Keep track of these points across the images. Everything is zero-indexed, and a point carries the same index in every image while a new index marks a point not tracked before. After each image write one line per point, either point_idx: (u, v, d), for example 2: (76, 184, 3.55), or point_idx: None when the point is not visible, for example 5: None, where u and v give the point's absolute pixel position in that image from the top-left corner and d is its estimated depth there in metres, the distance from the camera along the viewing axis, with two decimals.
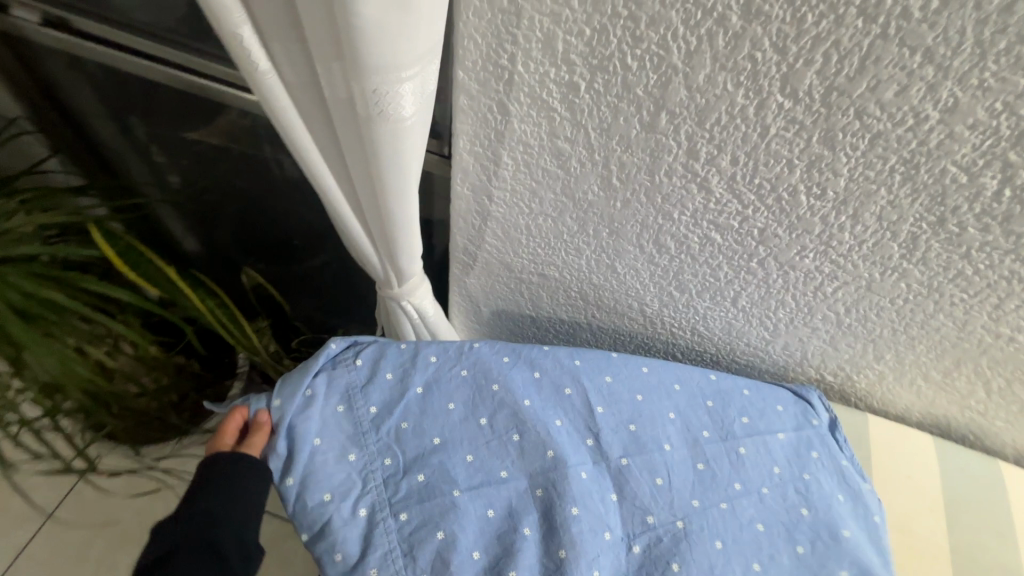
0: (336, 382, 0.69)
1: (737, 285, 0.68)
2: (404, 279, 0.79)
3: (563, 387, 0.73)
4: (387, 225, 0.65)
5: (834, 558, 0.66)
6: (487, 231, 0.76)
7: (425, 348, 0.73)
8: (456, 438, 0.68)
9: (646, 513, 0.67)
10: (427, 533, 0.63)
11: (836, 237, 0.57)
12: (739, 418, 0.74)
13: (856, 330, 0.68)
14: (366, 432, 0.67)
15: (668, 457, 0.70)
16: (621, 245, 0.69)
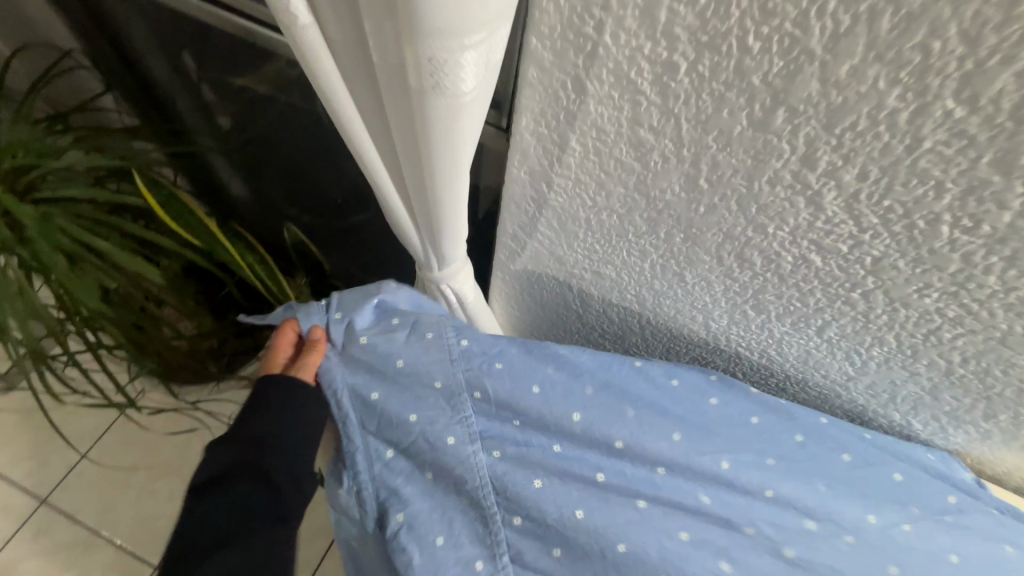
0: (384, 364, 0.63)
1: (829, 314, 0.58)
2: (443, 262, 0.73)
3: (647, 418, 0.63)
4: (430, 206, 0.58)
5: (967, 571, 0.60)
6: (542, 220, 0.68)
7: (488, 347, 0.64)
8: (555, 402, 0.63)
9: (768, 497, 0.61)
10: (523, 477, 0.60)
11: (976, 280, 0.46)
12: (854, 495, 0.62)
13: (968, 383, 0.57)
14: (458, 368, 0.63)
15: (761, 533, 0.60)
16: (696, 253, 0.60)
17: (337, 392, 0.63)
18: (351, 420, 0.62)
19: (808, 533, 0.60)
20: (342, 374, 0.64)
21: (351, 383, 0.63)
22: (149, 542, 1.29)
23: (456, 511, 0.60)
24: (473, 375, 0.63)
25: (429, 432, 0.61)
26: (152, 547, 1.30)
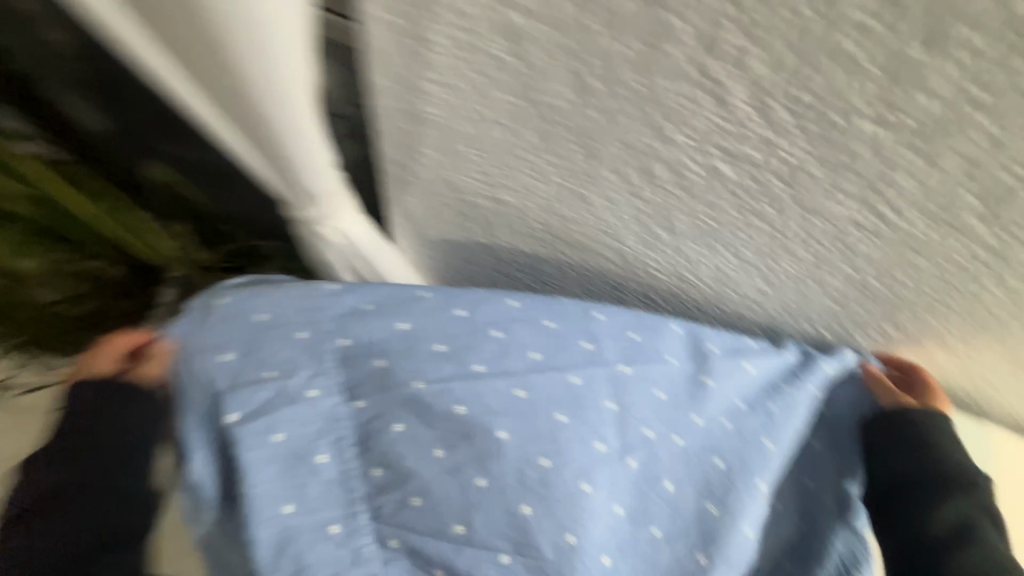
0: (241, 322, 0.55)
1: (743, 231, 0.53)
2: (313, 196, 0.63)
3: (529, 351, 0.57)
4: (269, 122, 0.52)
5: (825, 481, 0.61)
6: (423, 139, 0.57)
7: (355, 293, 0.58)
8: (421, 330, 0.56)
9: (647, 426, 0.57)
10: (381, 424, 0.54)
11: (892, 184, 0.41)
12: (722, 408, 0.59)
13: (877, 292, 0.55)
14: (315, 317, 0.56)
15: (626, 459, 0.56)
16: (598, 170, 0.52)
17: (189, 362, 0.54)
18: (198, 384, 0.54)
19: (673, 456, 0.57)
20: (195, 342, 0.54)
21: (206, 351, 0.54)
22: None
23: (313, 473, 0.53)
24: (338, 321, 0.56)
25: (286, 387, 0.53)
26: None
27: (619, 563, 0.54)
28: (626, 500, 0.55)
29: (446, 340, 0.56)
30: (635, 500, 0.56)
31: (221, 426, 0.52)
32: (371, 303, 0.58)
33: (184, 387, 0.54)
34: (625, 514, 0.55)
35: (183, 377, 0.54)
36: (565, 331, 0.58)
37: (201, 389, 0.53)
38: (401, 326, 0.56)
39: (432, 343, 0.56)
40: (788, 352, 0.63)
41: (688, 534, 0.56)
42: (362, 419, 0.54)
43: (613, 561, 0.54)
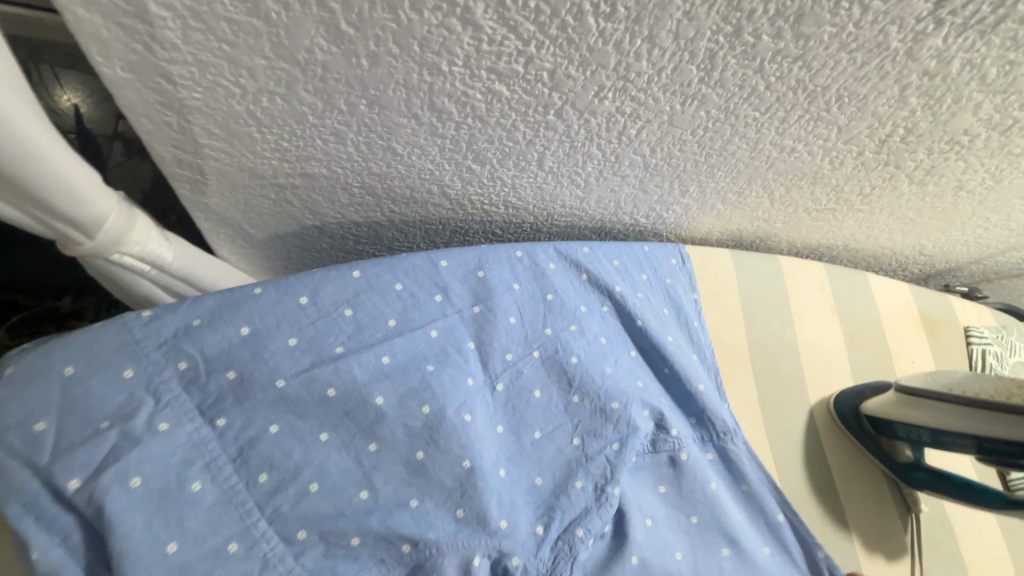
0: (43, 386, 0.47)
1: (539, 144, 0.57)
2: (56, 167, 0.45)
3: (385, 320, 0.59)
4: (12, 178, 0.44)
5: (671, 346, 0.72)
6: (195, 129, 0.52)
7: (181, 309, 0.53)
8: (269, 329, 0.54)
9: (505, 352, 0.64)
10: (255, 430, 0.51)
11: (634, 69, 0.47)
12: (565, 318, 0.68)
13: (662, 168, 0.64)
14: (143, 351, 0.51)
15: (494, 386, 0.62)
16: (390, 118, 0.52)
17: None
18: (11, 465, 0.44)
19: (534, 368, 0.65)
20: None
21: (7, 430, 0.45)
22: None
23: (189, 504, 0.47)
24: (171, 347, 0.52)
25: (128, 431, 0.47)
26: None
27: (512, 472, 0.60)
28: (501, 419, 0.62)
29: (298, 331, 0.55)
30: (508, 416, 0.62)
31: (63, 498, 0.45)
32: (200, 317, 0.53)
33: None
34: (504, 430, 0.61)
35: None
36: (413, 290, 0.62)
37: (21, 470, 0.44)
38: (243, 330, 0.53)
39: (283, 338, 0.55)
40: (613, 258, 0.73)
41: (561, 430, 0.63)
42: (232, 434, 0.51)
43: (506, 471, 0.59)
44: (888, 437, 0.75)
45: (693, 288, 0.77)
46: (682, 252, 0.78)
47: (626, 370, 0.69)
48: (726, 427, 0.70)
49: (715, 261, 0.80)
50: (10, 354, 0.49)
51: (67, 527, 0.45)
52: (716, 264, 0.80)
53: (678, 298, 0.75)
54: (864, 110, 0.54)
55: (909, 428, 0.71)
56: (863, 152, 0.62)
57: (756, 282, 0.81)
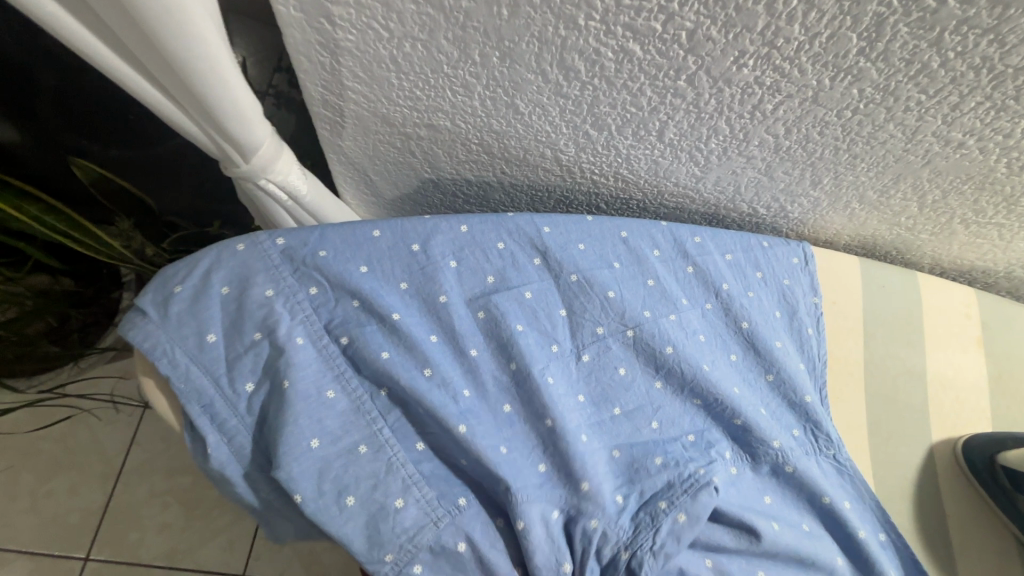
0: (209, 302, 0.53)
1: (663, 113, 0.56)
2: (235, 100, 0.53)
3: (484, 276, 0.61)
4: (197, 96, 0.51)
5: (779, 354, 0.67)
6: (343, 71, 0.57)
7: (313, 236, 0.57)
8: (384, 272, 0.58)
9: (596, 326, 0.63)
10: (370, 350, 0.55)
11: (783, 34, 0.44)
12: (665, 306, 0.66)
13: (794, 153, 0.59)
14: (282, 275, 0.55)
15: (580, 355, 0.62)
16: (519, 73, 0.53)
17: (171, 356, 0.50)
18: (194, 371, 0.50)
19: (623, 347, 0.64)
20: (167, 336, 0.51)
21: (186, 340, 0.51)
22: (66, 537, 1.22)
23: (327, 408, 0.52)
24: (304, 273, 0.56)
25: (271, 342, 0.53)
26: (72, 539, 1.22)
27: (593, 440, 0.60)
28: (583, 389, 0.62)
29: (408, 276, 0.59)
30: (592, 388, 0.62)
31: (232, 390, 0.51)
32: (327, 250, 0.57)
33: (175, 379, 0.50)
34: (585, 400, 0.61)
35: (173, 372, 0.50)
36: (514, 250, 0.63)
37: (203, 376, 0.51)
38: (362, 269, 0.57)
39: (395, 282, 0.58)
40: (725, 253, 0.69)
41: (643, 413, 0.62)
42: (354, 354, 0.55)
43: (588, 437, 0.59)
44: None
45: (814, 290, 0.71)
46: (806, 251, 0.72)
47: (724, 372, 0.65)
48: (832, 439, 0.65)
49: (840, 270, 0.72)
50: (179, 273, 0.54)
51: (236, 429, 0.51)
52: (842, 272, 0.72)
53: (793, 302, 0.70)
54: None
55: None
56: None
57: (885, 299, 0.72)
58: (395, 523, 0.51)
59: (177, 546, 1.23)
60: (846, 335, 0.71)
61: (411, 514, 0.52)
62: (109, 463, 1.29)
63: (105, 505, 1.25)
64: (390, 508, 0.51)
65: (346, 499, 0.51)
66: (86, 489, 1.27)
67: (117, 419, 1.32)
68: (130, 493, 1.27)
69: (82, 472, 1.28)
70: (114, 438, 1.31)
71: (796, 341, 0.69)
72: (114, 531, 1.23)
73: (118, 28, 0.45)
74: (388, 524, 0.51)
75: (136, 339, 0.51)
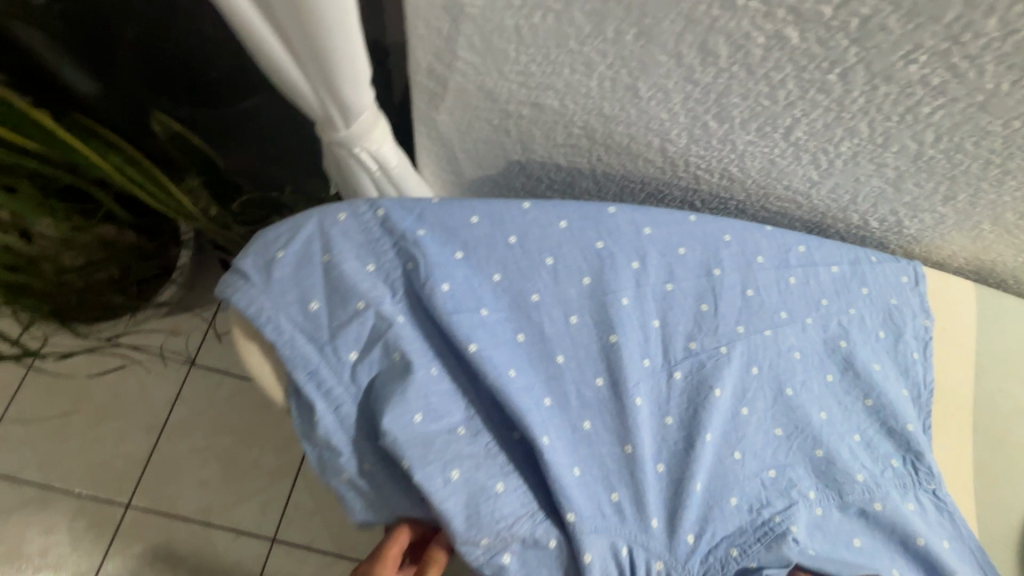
0: (312, 270, 0.51)
1: (799, 109, 0.52)
2: (352, 60, 0.52)
3: (581, 277, 0.58)
4: (318, 54, 0.50)
5: (878, 384, 0.62)
6: (460, 39, 0.55)
7: (411, 214, 0.55)
8: (481, 260, 0.56)
9: (689, 338, 0.59)
10: (467, 335, 0.52)
11: (973, 28, 0.40)
12: (762, 319, 0.61)
13: (936, 164, 0.54)
14: (382, 250, 0.54)
15: (672, 372, 0.58)
16: (652, 54, 0.50)
17: (275, 322, 0.49)
18: (299, 338, 0.49)
19: (718, 365, 0.59)
20: (271, 301, 0.50)
21: (290, 306, 0.50)
22: (111, 483, 1.25)
23: (435, 384, 0.51)
24: (403, 249, 0.54)
25: (374, 316, 0.51)
26: (116, 486, 1.25)
27: (673, 472, 0.55)
28: (673, 410, 0.57)
29: (503, 269, 0.56)
30: (681, 408, 0.57)
31: (336, 358, 0.50)
32: (425, 230, 0.55)
33: (280, 345, 0.49)
34: (673, 423, 0.57)
35: (278, 338, 0.49)
36: (613, 252, 0.59)
37: (306, 343, 0.49)
38: (458, 256, 0.55)
39: (487, 273, 0.56)
40: (832, 265, 0.65)
41: (728, 440, 0.57)
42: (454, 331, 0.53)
43: (666, 468, 0.55)
44: None
45: (925, 311, 0.66)
46: (916, 270, 0.67)
47: (814, 395, 0.60)
48: (934, 473, 0.59)
49: (954, 293, 0.67)
50: (281, 237, 0.52)
51: (340, 398, 0.49)
52: (953, 294, 0.67)
53: (899, 321, 0.65)
54: None
55: None
56: None
57: (1001, 331, 0.67)
58: (494, 507, 0.50)
59: (214, 502, 1.25)
60: (954, 368, 0.66)
61: (511, 500, 0.51)
62: (156, 414, 1.31)
63: (149, 455, 1.28)
64: (491, 491, 0.50)
65: (452, 473, 0.49)
66: (132, 438, 1.29)
67: (166, 374, 1.34)
68: (172, 447, 1.29)
69: (129, 421, 1.31)
70: (162, 392, 1.33)
71: (896, 364, 0.64)
72: (156, 482, 1.26)
73: None
74: (489, 507, 0.50)
75: (237, 301, 0.49)
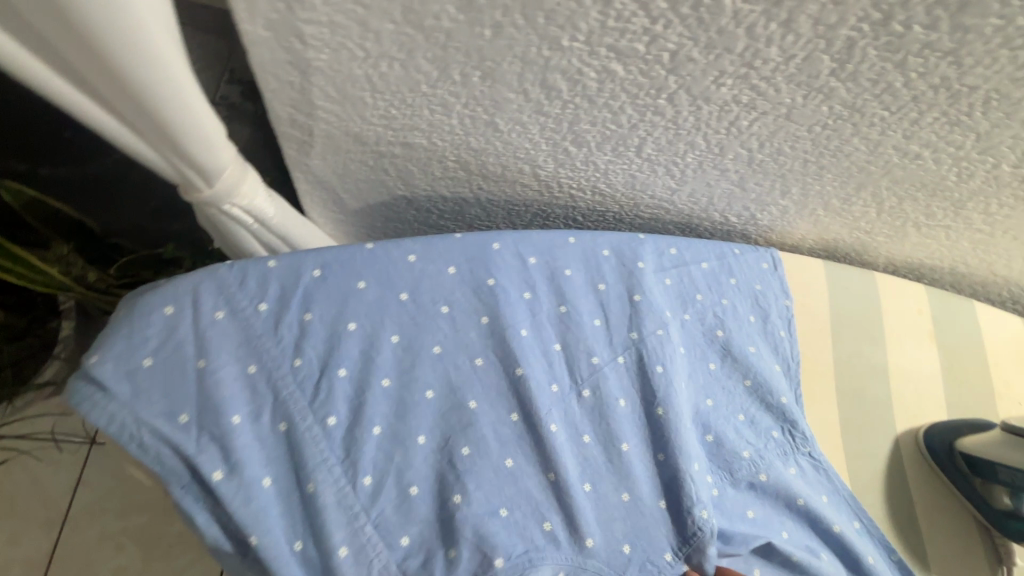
0: (182, 375, 0.49)
1: (643, 130, 0.56)
2: (194, 121, 0.49)
3: (479, 317, 0.59)
4: (156, 121, 0.48)
5: (754, 364, 0.68)
6: (314, 90, 0.55)
7: (297, 301, 0.54)
8: (375, 322, 0.55)
9: (590, 353, 0.61)
10: (364, 424, 0.51)
11: (761, 55, 0.45)
12: (653, 322, 0.64)
13: (767, 166, 0.61)
14: (263, 334, 0.52)
15: (580, 392, 0.60)
16: (501, 92, 0.53)
17: (140, 437, 0.46)
18: (166, 452, 0.46)
19: (619, 376, 0.62)
20: (134, 415, 0.46)
21: (156, 417, 0.47)
22: None
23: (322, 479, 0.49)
24: (289, 344, 0.52)
25: (254, 432, 0.49)
26: None
27: (600, 486, 0.57)
28: (589, 427, 0.59)
29: (399, 329, 0.56)
30: (594, 423, 0.59)
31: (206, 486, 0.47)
32: (315, 313, 0.54)
33: (146, 460, 0.46)
34: (591, 440, 0.58)
35: (143, 456, 0.46)
36: (505, 287, 0.61)
37: (173, 457, 0.46)
38: (352, 328, 0.54)
39: (386, 335, 0.55)
40: (701, 262, 0.70)
41: (653, 443, 0.60)
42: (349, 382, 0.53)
43: (592, 484, 0.57)
44: (984, 480, 0.69)
45: (785, 292, 0.73)
46: (773, 256, 0.74)
47: (699, 386, 0.65)
48: (808, 437, 0.66)
49: (807, 273, 0.76)
50: (145, 341, 0.49)
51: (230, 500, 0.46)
52: (806, 275, 0.76)
53: (765, 304, 0.72)
54: (1012, 117, 0.50)
55: (1013, 470, 0.65)
56: (999, 165, 0.57)
57: (848, 299, 0.76)
58: None
59: None
60: (814, 338, 0.74)
61: None
62: (55, 506, 1.18)
63: (52, 551, 1.15)
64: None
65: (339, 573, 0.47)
66: (30, 536, 1.15)
67: (61, 459, 1.21)
68: (79, 538, 1.16)
69: (24, 518, 1.16)
70: (60, 479, 1.19)
71: (767, 343, 0.71)
72: None
73: (66, 52, 0.41)
74: None
75: (95, 420, 0.46)
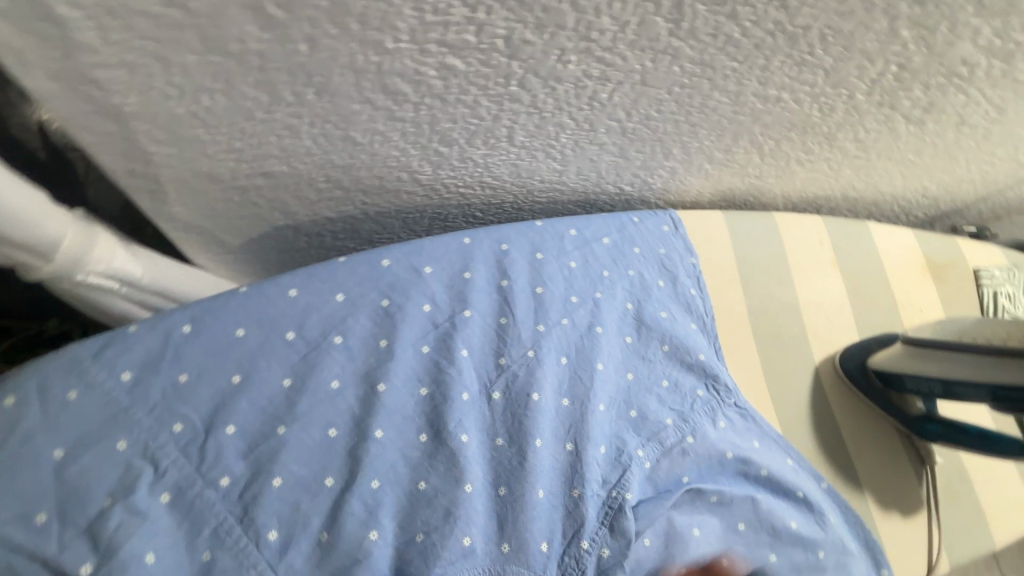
0: (34, 471, 0.44)
1: (506, 119, 0.54)
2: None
3: (375, 340, 0.56)
4: None
5: (668, 328, 0.68)
6: (140, 137, 0.49)
7: (167, 362, 0.50)
8: (260, 369, 0.52)
9: (497, 356, 0.60)
10: (261, 479, 0.48)
11: (595, 26, 0.44)
12: (555, 311, 0.64)
13: (641, 132, 0.60)
14: (130, 408, 0.47)
15: (490, 395, 0.58)
16: (345, 105, 0.49)
17: None
18: (19, 562, 0.41)
19: (529, 369, 0.60)
20: None
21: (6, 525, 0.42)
22: None
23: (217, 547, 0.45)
24: (162, 411, 0.48)
25: (122, 508, 0.44)
26: None
27: (516, 489, 0.55)
28: (501, 429, 0.57)
29: (291, 370, 0.53)
30: (507, 424, 0.57)
31: None
32: (187, 372, 0.50)
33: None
34: (505, 442, 0.57)
35: None
36: (401, 304, 0.59)
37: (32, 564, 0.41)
38: (235, 380, 0.51)
39: (276, 380, 0.52)
40: (602, 238, 0.70)
41: (569, 431, 0.59)
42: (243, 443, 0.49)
43: (508, 488, 0.55)
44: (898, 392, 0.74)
45: (688, 250, 0.74)
46: (672, 217, 0.75)
47: (617, 362, 0.65)
48: (731, 389, 0.68)
49: (709, 227, 0.77)
50: None
51: None
52: (710, 228, 0.77)
53: (671, 267, 0.72)
54: (850, 49, 0.51)
55: (918, 379, 0.68)
56: (854, 95, 0.58)
57: (753, 243, 0.78)
58: None
59: None
60: (727, 289, 0.75)
61: None
62: None
63: None
64: None
65: None
66: None
67: None
68: None
69: None
70: None
71: (679, 304, 0.71)
72: None
73: None
74: None
75: None
